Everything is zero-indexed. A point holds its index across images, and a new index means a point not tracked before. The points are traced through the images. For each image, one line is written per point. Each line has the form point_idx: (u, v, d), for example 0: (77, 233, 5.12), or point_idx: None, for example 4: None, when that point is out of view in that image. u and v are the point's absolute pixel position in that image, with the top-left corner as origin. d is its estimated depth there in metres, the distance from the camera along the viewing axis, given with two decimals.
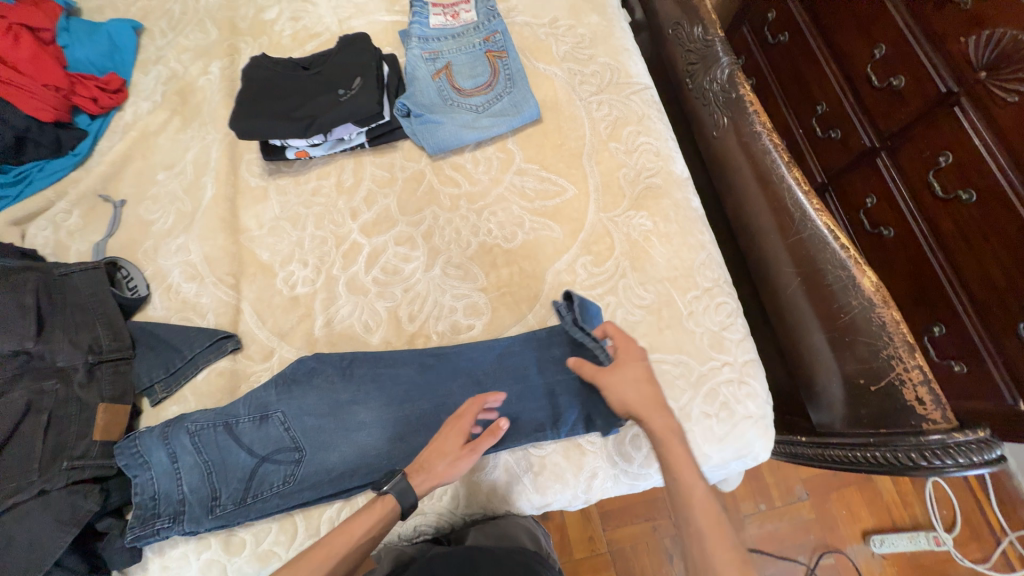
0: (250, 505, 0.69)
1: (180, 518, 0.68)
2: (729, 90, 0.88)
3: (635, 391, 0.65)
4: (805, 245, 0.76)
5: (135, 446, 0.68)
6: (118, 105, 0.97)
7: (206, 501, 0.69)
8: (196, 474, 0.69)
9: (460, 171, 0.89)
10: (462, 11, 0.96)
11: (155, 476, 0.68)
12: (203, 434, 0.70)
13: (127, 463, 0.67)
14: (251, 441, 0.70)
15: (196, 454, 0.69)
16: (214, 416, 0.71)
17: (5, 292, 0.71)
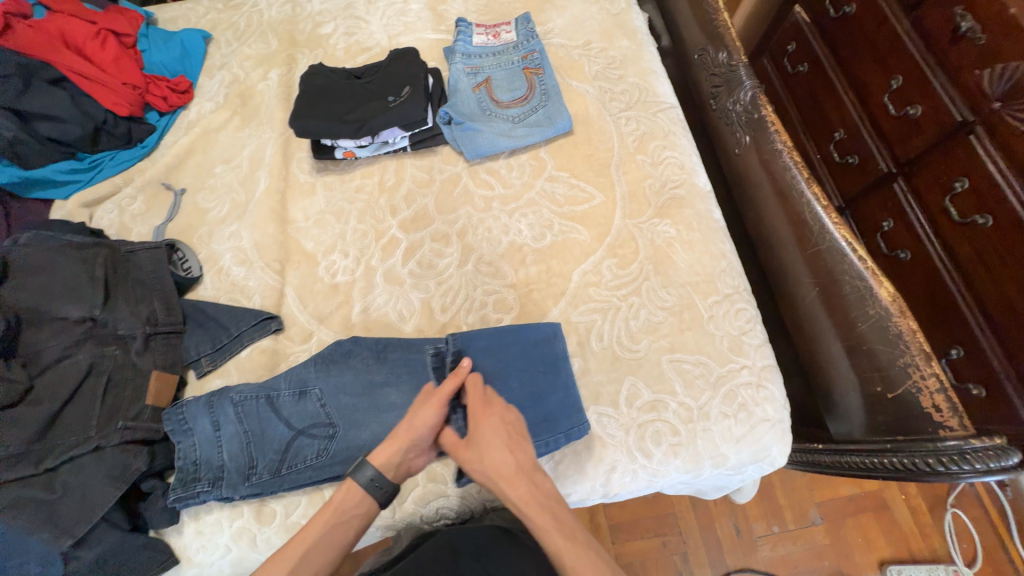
0: (285, 476, 0.72)
1: (219, 484, 0.71)
2: (752, 111, 0.93)
3: (494, 458, 0.61)
4: (823, 256, 0.79)
5: (183, 412, 0.72)
6: (184, 104, 1.06)
7: (244, 470, 0.72)
8: (236, 443, 0.73)
9: (495, 176, 0.95)
10: (503, 32, 1.05)
11: (197, 443, 0.72)
12: (245, 405, 0.74)
13: (173, 428, 0.71)
14: (289, 415, 0.74)
15: (237, 424, 0.73)
16: (257, 388, 0.75)
17: (79, 263, 0.78)
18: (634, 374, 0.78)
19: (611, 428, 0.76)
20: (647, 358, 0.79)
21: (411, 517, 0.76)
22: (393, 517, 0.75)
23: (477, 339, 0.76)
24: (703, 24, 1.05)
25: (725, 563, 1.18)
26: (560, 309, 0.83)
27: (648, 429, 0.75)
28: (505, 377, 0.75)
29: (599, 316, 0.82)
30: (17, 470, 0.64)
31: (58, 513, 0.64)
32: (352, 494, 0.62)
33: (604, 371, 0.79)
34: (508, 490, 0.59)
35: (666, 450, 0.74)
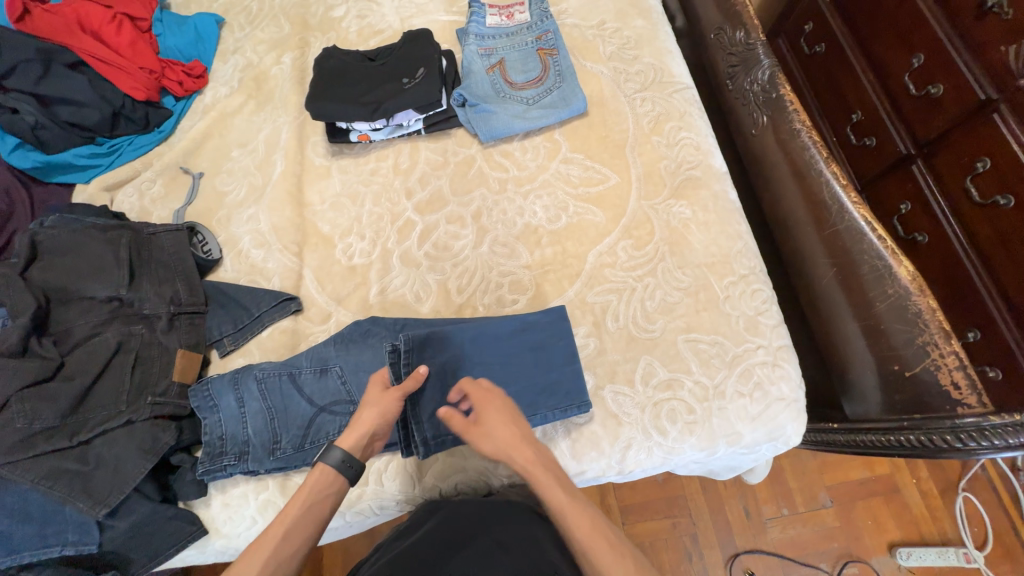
0: (308, 451, 0.74)
1: (244, 458, 0.73)
2: (770, 91, 0.92)
3: (500, 434, 0.62)
4: (841, 236, 0.79)
5: (208, 389, 0.74)
6: (199, 88, 1.06)
7: (268, 445, 0.74)
8: (260, 419, 0.75)
9: (509, 158, 0.95)
10: (517, 12, 1.04)
11: (222, 419, 0.74)
12: (268, 382, 0.76)
13: (200, 404, 0.73)
14: (311, 391, 0.76)
15: (261, 400, 0.75)
16: (280, 366, 0.77)
17: (105, 244, 0.79)
18: (650, 354, 0.79)
19: (627, 407, 0.77)
20: (663, 337, 0.79)
21: (430, 491, 0.78)
22: (414, 491, 0.77)
23: (430, 335, 0.76)
24: (720, 3, 1.04)
25: (735, 544, 1.20)
26: (575, 290, 0.84)
27: (664, 407, 0.76)
28: (458, 371, 0.76)
29: (615, 297, 0.82)
30: (53, 441, 0.66)
31: (92, 483, 0.66)
32: (319, 479, 0.60)
33: (620, 350, 0.79)
34: (516, 457, 0.61)
35: (682, 428, 0.75)
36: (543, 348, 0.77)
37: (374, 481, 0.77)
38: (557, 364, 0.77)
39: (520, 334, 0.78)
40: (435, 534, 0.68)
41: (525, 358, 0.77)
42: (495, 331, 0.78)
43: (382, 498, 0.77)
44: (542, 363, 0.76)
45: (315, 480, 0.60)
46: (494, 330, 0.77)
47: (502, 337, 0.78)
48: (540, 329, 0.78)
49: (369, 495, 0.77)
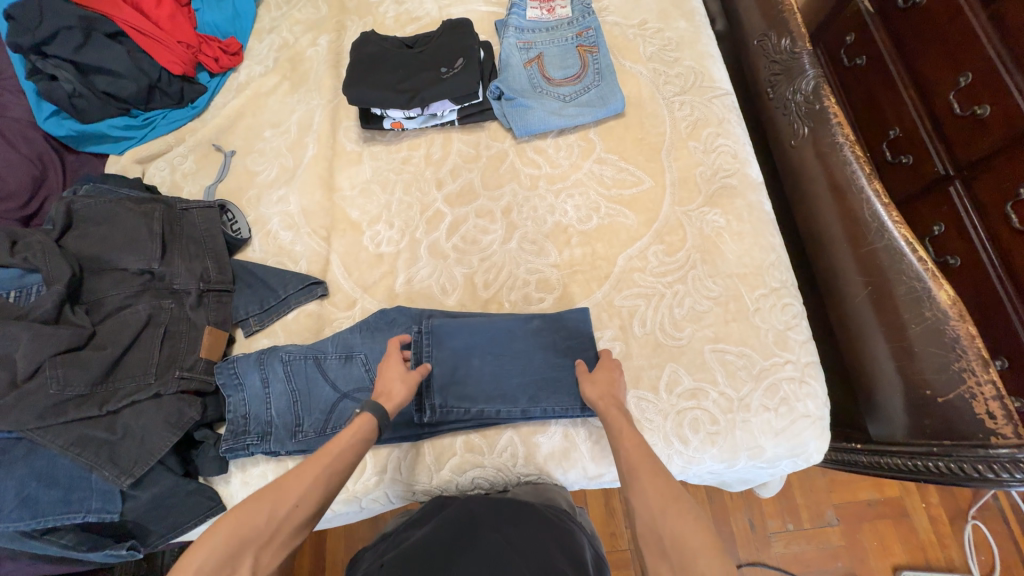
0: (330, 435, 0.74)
1: (267, 438, 0.74)
2: (813, 101, 0.90)
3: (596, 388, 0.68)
4: (878, 255, 0.78)
5: (233, 367, 0.75)
6: (234, 66, 1.06)
7: (291, 426, 0.74)
8: (283, 400, 0.75)
9: (542, 155, 0.94)
10: (558, 6, 1.02)
11: (246, 398, 0.75)
12: (294, 364, 0.76)
13: (224, 381, 0.74)
14: (335, 376, 0.76)
15: (285, 382, 0.75)
16: (306, 349, 0.77)
17: (138, 216, 0.80)
18: (676, 362, 0.78)
19: (649, 413, 0.76)
20: (690, 346, 0.79)
21: (447, 485, 0.78)
22: (430, 483, 0.77)
23: (443, 322, 0.78)
24: (765, 7, 1.01)
25: (737, 556, 1.19)
26: (603, 293, 0.83)
27: (687, 416, 0.75)
28: (465, 358, 0.77)
29: (643, 301, 0.82)
30: (83, 410, 0.67)
31: (119, 453, 0.67)
32: (361, 425, 0.59)
33: (645, 357, 0.79)
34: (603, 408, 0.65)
35: (704, 438, 0.75)
36: (569, 350, 0.77)
37: (392, 471, 0.77)
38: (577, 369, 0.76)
39: (543, 332, 0.78)
40: (447, 526, 0.66)
41: (554, 357, 0.77)
42: (506, 325, 0.79)
43: (399, 488, 0.78)
44: (549, 362, 0.77)
45: (358, 424, 0.59)
46: (505, 325, 0.78)
47: (512, 332, 0.78)
48: (566, 329, 0.78)
49: (386, 484, 0.77)
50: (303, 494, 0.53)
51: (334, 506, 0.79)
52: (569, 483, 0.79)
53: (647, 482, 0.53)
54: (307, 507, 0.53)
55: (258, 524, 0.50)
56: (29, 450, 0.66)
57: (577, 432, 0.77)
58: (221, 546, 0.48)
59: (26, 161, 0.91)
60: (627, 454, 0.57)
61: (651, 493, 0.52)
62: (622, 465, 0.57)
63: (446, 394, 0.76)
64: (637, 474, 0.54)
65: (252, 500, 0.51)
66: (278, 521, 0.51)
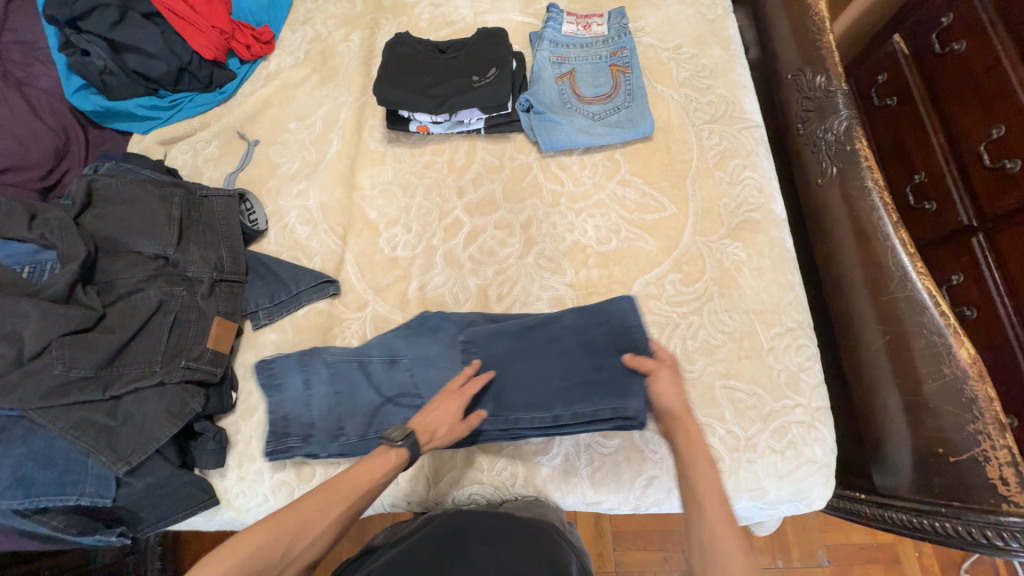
0: (372, 440, 0.72)
1: (309, 440, 0.73)
2: (845, 143, 0.89)
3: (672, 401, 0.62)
4: (899, 305, 0.77)
5: (272, 367, 0.74)
6: (265, 55, 1.05)
7: (332, 431, 0.73)
8: (325, 402, 0.74)
9: (566, 171, 0.93)
10: (595, 24, 1.01)
11: (286, 399, 0.74)
12: (337, 366, 0.74)
13: (263, 381, 0.74)
14: (379, 381, 0.74)
15: (327, 384, 0.74)
16: (349, 352, 0.75)
17: (158, 201, 0.79)
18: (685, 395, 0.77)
19: (654, 444, 0.75)
20: (701, 379, 0.78)
21: (443, 497, 0.77)
22: (426, 494, 0.77)
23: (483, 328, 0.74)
24: (802, 43, 1.00)
25: None
26: None
27: None
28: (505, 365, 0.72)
29: (656, 330, 0.81)
30: (85, 393, 0.66)
31: (118, 440, 0.66)
32: (394, 460, 0.59)
33: None
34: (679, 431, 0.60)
35: None
36: (613, 349, 0.70)
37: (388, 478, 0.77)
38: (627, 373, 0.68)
39: (589, 336, 0.72)
40: (435, 538, 0.65)
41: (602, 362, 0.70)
42: (547, 325, 0.73)
43: (395, 495, 0.78)
44: (593, 364, 0.71)
45: (392, 459, 0.59)
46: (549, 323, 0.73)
47: (554, 335, 0.73)
48: (611, 325, 0.71)
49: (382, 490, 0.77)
50: (320, 531, 0.52)
51: None
52: (566, 505, 0.77)
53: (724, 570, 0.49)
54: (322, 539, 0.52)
55: (269, 559, 0.49)
56: (28, 429, 0.65)
57: (576, 458, 0.76)
58: (241, 562, 0.48)
59: (50, 132, 0.92)
60: (711, 532, 0.51)
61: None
62: (698, 537, 0.52)
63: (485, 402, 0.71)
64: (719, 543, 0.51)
65: (271, 521, 0.51)
66: (292, 556, 0.50)
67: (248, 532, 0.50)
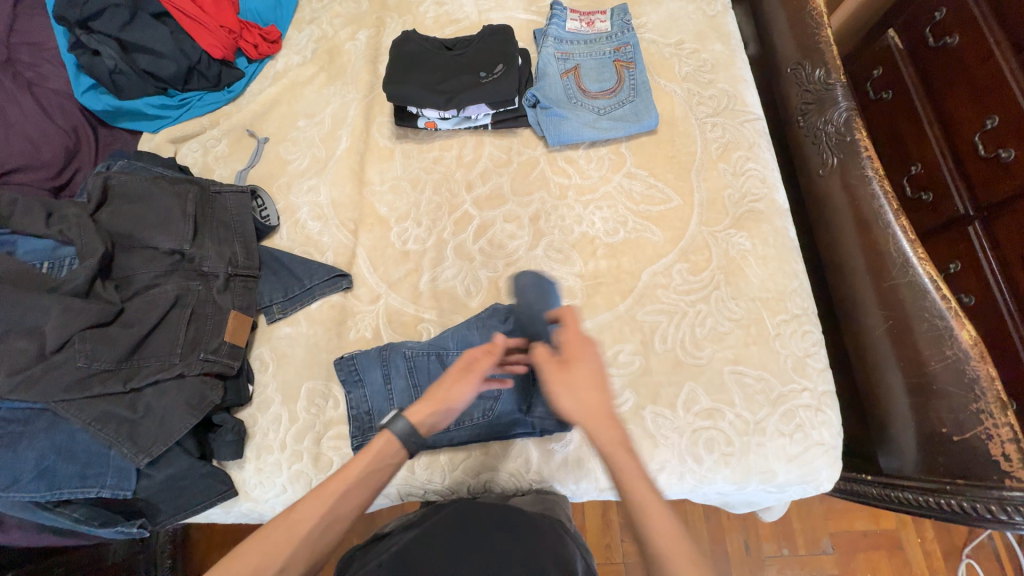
0: (454, 432, 0.76)
1: None
2: (845, 134, 0.91)
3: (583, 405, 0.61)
4: (901, 291, 0.78)
5: (354, 364, 0.77)
6: (273, 54, 1.06)
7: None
8: (404, 395, 0.76)
9: (573, 165, 0.95)
10: (598, 20, 1.03)
11: (367, 394, 0.76)
12: (417, 359, 0.77)
13: (345, 377, 0.77)
14: None
15: (407, 378, 0.76)
16: (427, 345, 0.78)
17: (172, 197, 0.80)
18: (695, 380, 0.78)
19: (666, 430, 0.76)
20: (709, 365, 0.79)
21: (458, 485, 0.78)
22: (441, 482, 0.78)
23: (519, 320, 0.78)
24: (801, 37, 1.02)
25: None
26: (627, 306, 0.84)
27: (702, 435, 0.76)
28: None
29: (665, 318, 0.82)
30: (107, 385, 0.67)
31: (139, 432, 0.67)
32: (375, 451, 0.60)
33: (665, 373, 0.79)
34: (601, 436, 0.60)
35: (717, 458, 0.75)
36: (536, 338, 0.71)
37: (404, 468, 0.78)
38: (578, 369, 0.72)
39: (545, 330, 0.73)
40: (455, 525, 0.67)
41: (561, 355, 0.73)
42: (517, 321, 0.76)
43: (411, 484, 0.79)
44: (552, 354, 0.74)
45: (375, 449, 0.60)
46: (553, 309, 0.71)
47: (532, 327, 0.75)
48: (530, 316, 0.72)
49: (399, 480, 0.78)
50: (291, 555, 0.54)
51: None
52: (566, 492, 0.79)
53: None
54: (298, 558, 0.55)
55: None
56: (50, 422, 0.66)
57: (587, 445, 0.77)
58: None
59: (61, 132, 0.93)
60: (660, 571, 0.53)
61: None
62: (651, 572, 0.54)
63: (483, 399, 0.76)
64: (669, 558, 0.53)
65: (246, 550, 0.54)
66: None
67: (230, 562, 0.54)
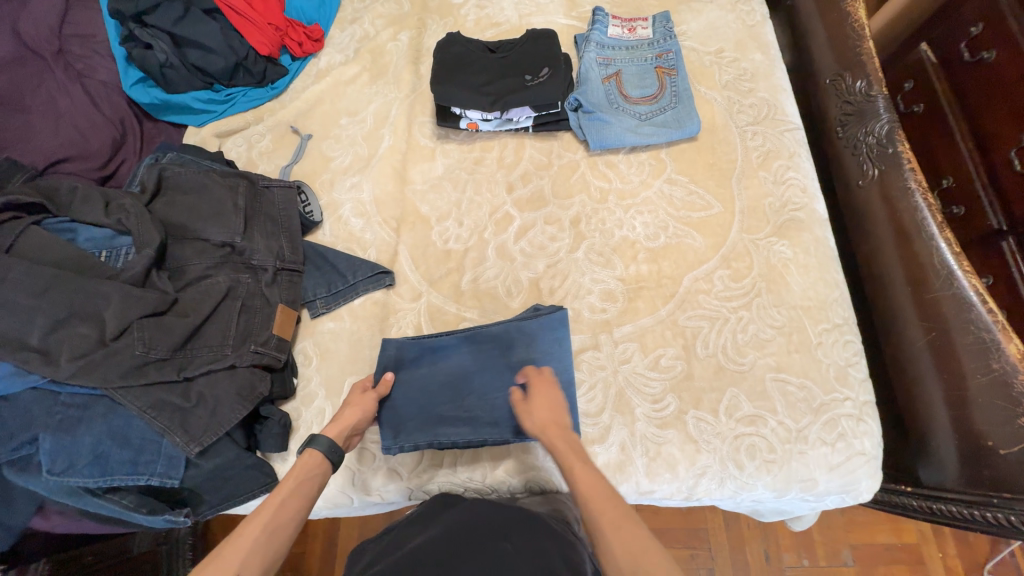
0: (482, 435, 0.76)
1: (399, 439, 0.75)
2: (886, 145, 0.91)
3: (539, 417, 0.66)
4: (943, 303, 0.79)
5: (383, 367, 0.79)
6: (316, 52, 1.08)
7: (423, 428, 0.75)
8: (410, 399, 0.77)
9: (613, 169, 0.96)
10: (639, 27, 1.04)
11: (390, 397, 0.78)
12: (420, 362, 0.79)
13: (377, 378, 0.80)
14: (459, 377, 0.78)
15: (415, 380, 0.78)
16: (424, 349, 0.79)
17: (225, 190, 0.82)
18: (737, 386, 0.79)
19: (709, 436, 0.77)
20: (752, 372, 0.79)
21: (500, 484, 0.78)
22: (482, 482, 0.78)
23: (516, 329, 0.79)
24: (841, 49, 1.03)
25: None
26: (668, 310, 0.84)
27: (744, 442, 0.76)
28: (545, 365, 0.77)
29: (706, 324, 0.83)
30: (163, 373, 0.68)
31: (190, 421, 0.67)
32: (303, 462, 0.62)
33: (706, 379, 0.79)
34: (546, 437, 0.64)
35: (759, 465, 0.75)
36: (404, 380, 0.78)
37: (446, 466, 0.79)
38: (493, 394, 0.77)
39: (473, 359, 0.79)
40: (454, 532, 0.63)
41: (493, 375, 0.78)
42: (457, 350, 0.79)
43: (452, 481, 0.79)
44: (479, 377, 0.78)
45: (303, 462, 0.62)
46: (450, 345, 0.80)
47: (468, 358, 0.79)
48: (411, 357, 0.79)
49: (440, 477, 0.79)
50: None
51: (387, 497, 0.80)
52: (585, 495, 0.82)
53: (617, 540, 0.52)
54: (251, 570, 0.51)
55: None
56: (108, 408, 0.66)
57: (629, 450, 0.77)
58: None
59: (109, 124, 0.94)
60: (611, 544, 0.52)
61: (618, 553, 0.51)
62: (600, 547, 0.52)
63: (383, 427, 0.75)
64: (598, 508, 0.55)
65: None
66: None
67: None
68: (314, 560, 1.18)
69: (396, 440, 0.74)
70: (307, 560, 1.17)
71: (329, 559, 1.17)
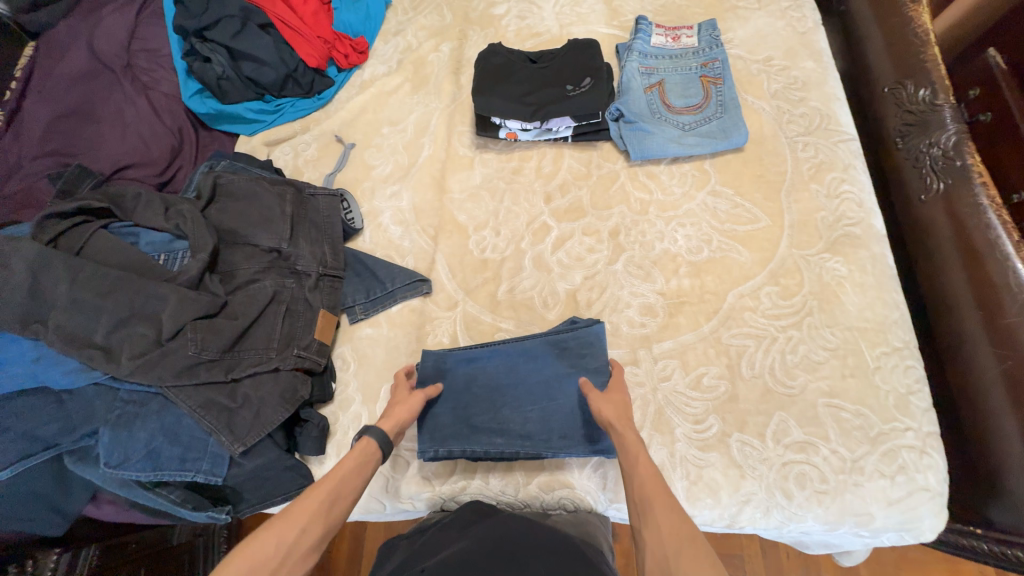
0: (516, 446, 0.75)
1: (434, 445, 0.75)
2: (954, 157, 0.85)
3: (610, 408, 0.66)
4: (1018, 330, 0.72)
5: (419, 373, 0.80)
6: (360, 64, 1.11)
7: (457, 438, 0.75)
8: (447, 407, 0.77)
9: (654, 180, 0.93)
10: (684, 36, 1.02)
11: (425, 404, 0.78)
12: (456, 371, 0.79)
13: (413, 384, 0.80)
14: (495, 388, 0.78)
15: (451, 388, 0.78)
16: (460, 357, 0.79)
17: (275, 198, 0.85)
18: (786, 411, 0.75)
19: (754, 462, 0.73)
20: (802, 396, 0.75)
21: (533, 500, 0.77)
22: (515, 496, 0.77)
23: (552, 342, 0.78)
24: (900, 56, 0.97)
25: None
26: (711, 327, 0.81)
27: (792, 470, 0.72)
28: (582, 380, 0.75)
29: (752, 343, 0.79)
30: (211, 373, 0.70)
31: (236, 421, 0.69)
32: (365, 444, 0.63)
33: (753, 401, 0.76)
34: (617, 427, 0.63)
35: (809, 495, 0.71)
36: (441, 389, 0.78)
37: (480, 477, 0.78)
38: (528, 407, 0.76)
39: (508, 370, 0.78)
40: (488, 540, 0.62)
41: (528, 388, 0.77)
42: (493, 359, 0.79)
43: (484, 493, 0.78)
44: (515, 388, 0.77)
45: (365, 445, 0.62)
46: (485, 356, 0.79)
47: (504, 369, 0.78)
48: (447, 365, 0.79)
49: (472, 488, 0.78)
50: (298, 534, 0.51)
51: (418, 506, 0.80)
52: (615, 516, 0.79)
53: (665, 513, 0.52)
54: (314, 530, 0.53)
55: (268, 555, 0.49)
56: (162, 405, 0.69)
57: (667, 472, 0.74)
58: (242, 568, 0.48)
59: (168, 133, 0.99)
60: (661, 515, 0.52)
61: (664, 531, 0.51)
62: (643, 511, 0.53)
63: (421, 432, 0.75)
64: (652, 479, 0.55)
65: (267, 528, 0.51)
66: (286, 549, 0.50)
67: (248, 542, 0.50)
68: (339, 561, 1.19)
69: (432, 445, 0.74)
70: (333, 560, 1.19)
71: (355, 562, 1.18)
